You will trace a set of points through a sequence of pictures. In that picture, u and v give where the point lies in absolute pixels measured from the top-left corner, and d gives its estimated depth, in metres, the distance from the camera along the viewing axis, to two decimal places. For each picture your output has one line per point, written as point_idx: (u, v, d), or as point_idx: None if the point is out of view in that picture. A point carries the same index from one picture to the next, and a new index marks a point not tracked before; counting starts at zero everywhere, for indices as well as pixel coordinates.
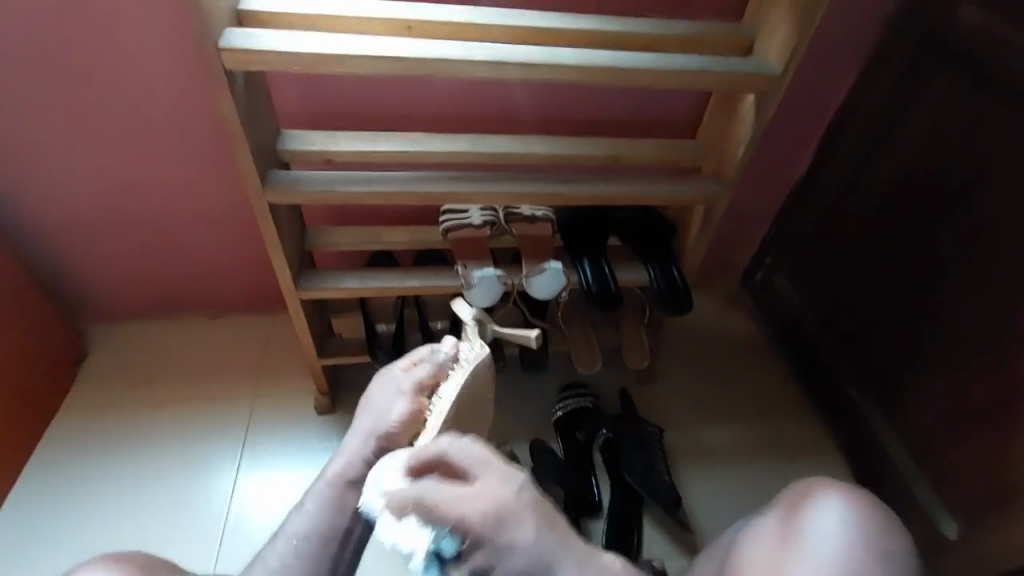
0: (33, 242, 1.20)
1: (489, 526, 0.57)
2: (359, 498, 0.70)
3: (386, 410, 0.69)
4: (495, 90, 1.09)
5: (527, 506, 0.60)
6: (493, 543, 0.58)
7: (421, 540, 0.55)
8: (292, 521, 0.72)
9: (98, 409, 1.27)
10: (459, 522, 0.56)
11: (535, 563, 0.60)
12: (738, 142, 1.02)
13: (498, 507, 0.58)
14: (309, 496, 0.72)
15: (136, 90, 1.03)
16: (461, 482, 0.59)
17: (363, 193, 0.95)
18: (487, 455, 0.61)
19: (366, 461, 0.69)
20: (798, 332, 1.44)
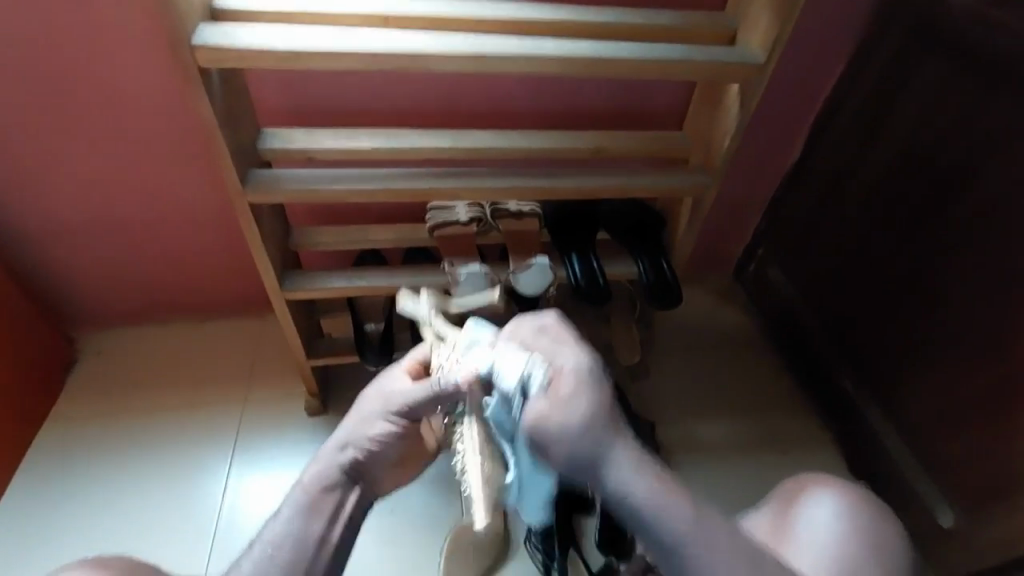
0: (16, 248, 1.18)
1: (568, 377, 0.62)
2: (336, 504, 0.68)
3: (370, 422, 0.69)
4: (479, 85, 1.08)
5: (605, 386, 0.62)
6: (564, 397, 0.60)
7: (515, 363, 0.64)
8: (266, 530, 0.67)
9: (86, 416, 1.25)
10: (548, 364, 0.63)
11: (604, 440, 0.59)
12: (725, 132, 1.01)
13: (577, 369, 0.62)
14: (285, 503, 0.68)
15: (116, 91, 1.01)
16: (551, 344, 0.66)
17: (346, 191, 0.94)
18: (555, 370, 0.63)
19: (350, 468, 0.69)
20: (791, 324, 1.43)
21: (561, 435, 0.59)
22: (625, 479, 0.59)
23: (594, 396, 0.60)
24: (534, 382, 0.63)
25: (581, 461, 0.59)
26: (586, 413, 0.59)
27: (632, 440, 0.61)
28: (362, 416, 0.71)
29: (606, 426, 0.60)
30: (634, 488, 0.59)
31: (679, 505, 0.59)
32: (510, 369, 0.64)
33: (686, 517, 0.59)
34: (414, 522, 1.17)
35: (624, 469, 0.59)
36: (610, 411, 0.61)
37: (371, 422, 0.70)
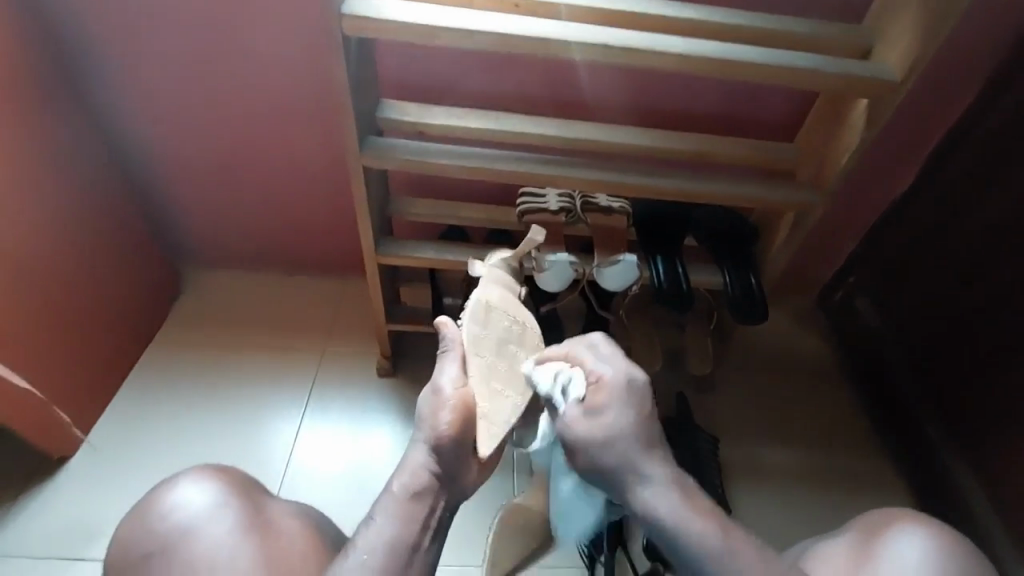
0: (148, 185, 1.31)
1: (608, 382, 0.73)
2: (425, 509, 0.72)
3: (436, 417, 0.73)
4: (589, 77, 1.09)
5: (640, 395, 0.74)
6: (601, 404, 0.72)
7: (551, 369, 0.75)
8: (363, 535, 0.71)
9: (183, 345, 1.36)
10: (589, 370, 0.74)
11: (632, 443, 0.71)
12: (845, 148, 0.98)
13: (615, 380, 0.73)
14: (377, 511, 0.73)
15: (256, 51, 1.11)
16: (594, 360, 0.75)
17: (452, 166, 0.97)
18: (594, 379, 0.74)
19: (432, 471, 0.73)
20: (875, 361, 1.35)
21: (597, 444, 0.71)
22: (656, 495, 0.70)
23: (636, 417, 0.72)
24: (571, 390, 0.74)
25: (612, 460, 0.71)
26: (625, 418, 0.72)
27: (653, 449, 0.72)
28: (428, 416, 0.74)
29: (645, 435, 0.72)
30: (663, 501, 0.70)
31: (682, 506, 0.69)
32: (546, 376, 0.75)
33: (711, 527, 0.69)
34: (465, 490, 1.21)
35: (656, 491, 0.70)
36: (640, 417, 0.73)
37: (434, 421, 0.73)
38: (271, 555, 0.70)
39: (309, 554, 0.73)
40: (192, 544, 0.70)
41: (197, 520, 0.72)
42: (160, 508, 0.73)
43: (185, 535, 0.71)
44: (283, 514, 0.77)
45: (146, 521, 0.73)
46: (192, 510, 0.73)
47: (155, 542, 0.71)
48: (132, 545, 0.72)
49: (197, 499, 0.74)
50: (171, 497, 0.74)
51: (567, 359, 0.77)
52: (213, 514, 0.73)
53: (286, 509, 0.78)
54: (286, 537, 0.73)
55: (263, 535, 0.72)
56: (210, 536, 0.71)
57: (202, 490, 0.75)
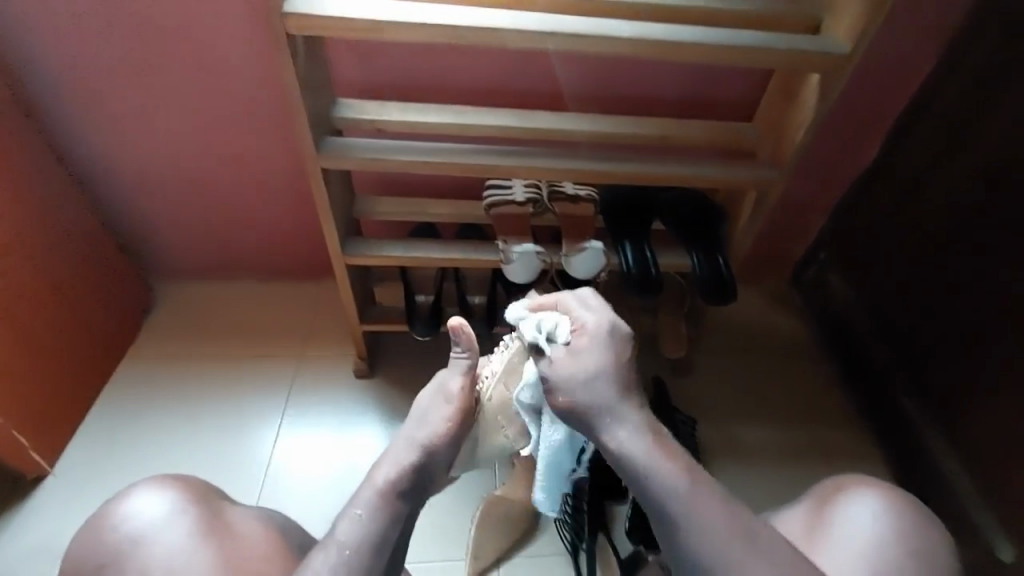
0: (110, 199, 1.29)
1: (591, 330, 0.71)
2: (406, 507, 0.70)
3: (435, 421, 0.74)
4: (546, 67, 1.08)
5: (622, 343, 0.71)
6: (580, 352, 0.70)
7: (538, 317, 0.73)
8: (337, 532, 0.67)
9: (157, 359, 1.34)
10: (574, 316, 0.73)
11: (608, 390, 0.68)
12: (800, 124, 0.99)
13: (600, 325, 0.71)
14: (357, 503, 0.68)
15: (209, 55, 1.09)
16: (573, 304, 0.74)
17: (411, 163, 0.96)
18: (578, 324, 0.72)
19: (419, 471, 0.71)
20: (849, 334, 1.38)
21: (567, 382, 0.69)
22: (628, 437, 0.67)
23: (614, 356, 0.70)
24: (557, 333, 0.71)
25: (587, 403, 0.68)
26: (602, 360, 0.69)
27: (630, 394, 0.69)
28: (428, 417, 0.75)
29: (618, 387, 0.69)
30: (633, 441, 0.66)
31: (652, 447, 0.66)
32: (529, 325, 0.72)
33: (676, 472, 0.65)
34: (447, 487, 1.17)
35: (629, 430, 0.67)
36: (619, 365, 0.70)
37: (434, 423, 0.74)
38: (227, 563, 0.70)
39: (270, 556, 0.73)
40: (146, 554, 0.70)
41: (151, 529, 0.72)
42: (112, 520, 0.73)
43: (136, 547, 0.70)
44: (243, 517, 0.77)
45: (97, 533, 0.72)
46: (145, 519, 0.72)
47: (107, 553, 0.71)
48: (85, 557, 0.71)
49: (150, 509, 0.73)
50: (124, 507, 0.73)
51: (558, 309, 0.74)
52: (168, 522, 0.72)
53: (246, 514, 0.78)
54: (245, 544, 0.73)
55: (222, 540, 0.72)
56: (167, 544, 0.70)
57: (153, 498, 0.74)
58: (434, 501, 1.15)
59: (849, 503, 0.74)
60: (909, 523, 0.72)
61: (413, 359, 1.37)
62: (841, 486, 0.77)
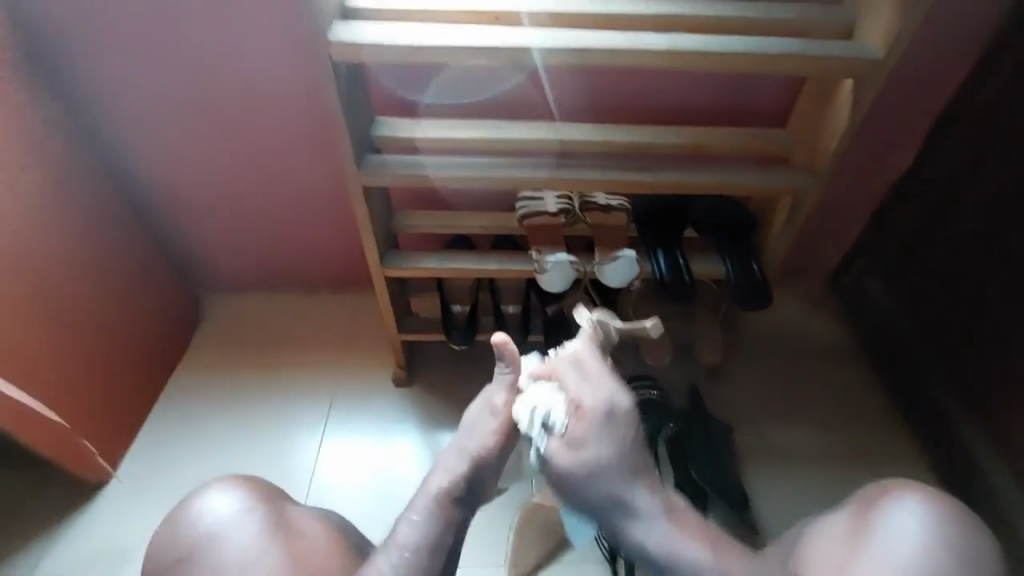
0: (164, 219, 1.37)
1: (587, 412, 0.80)
2: (458, 514, 0.79)
3: (483, 434, 0.84)
4: (576, 80, 1.11)
5: (622, 426, 0.80)
6: (582, 438, 0.79)
7: (541, 400, 0.82)
8: (398, 535, 0.76)
9: (207, 368, 1.41)
10: (573, 398, 0.81)
11: (614, 477, 0.78)
12: (836, 131, 0.98)
13: (596, 410, 0.80)
14: (415, 510, 0.78)
15: (255, 82, 1.15)
16: (571, 382, 0.83)
17: (448, 178, 1.00)
18: (579, 409, 0.80)
19: (468, 482, 0.80)
20: (890, 338, 1.34)
21: (576, 471, 0.79)
22: (651, 537, 0.77)
23: (616, 447, 0.79)
24: (557, 422, 0.81)
25: (602, 506, 0.79)
26: (603, 451, 0.78)
27: (636, 476, 0.79)
28: (475, 431, 0.85)
29: (625, 473, 0.79)
30: (649, 531, 0.77)
31: (669, 534, 0.77)
32: (528, 405, 0.82)
33: (696, 555, 0.75)
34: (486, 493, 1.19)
35: (652, 533, 0.77)
36: (618, 449, 0.79)
37: (481, 439, 0.83)
38: (295, 559, 0.74)
39: (332, 556, 0.76)
40: (221, 548, 0.74)
41: (225, 526, 0.76)
42: (189, 515, 0.77)
43: (211, 541, 0.75)
44: (306, 517, 0.81)
45: (175, 527, 0.77)
46: (219, 516, 0.77)
47: (185, 546, 0.75)
48: (164, 550, 0.76)
49: (223, 507, 0.78)
50: (199, 503, 0.78)
51: (555, 384, 0.83)
52: (240, 518, 0.76)
53: (308, 514, 0.82)
54: (309, 543, 0.76)
55: (288, 538, 0.76)
56: (240, 540, 0.74)
57: (225, 498, 0.78)
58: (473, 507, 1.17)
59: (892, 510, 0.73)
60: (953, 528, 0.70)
61: (449, 368, 1.40)
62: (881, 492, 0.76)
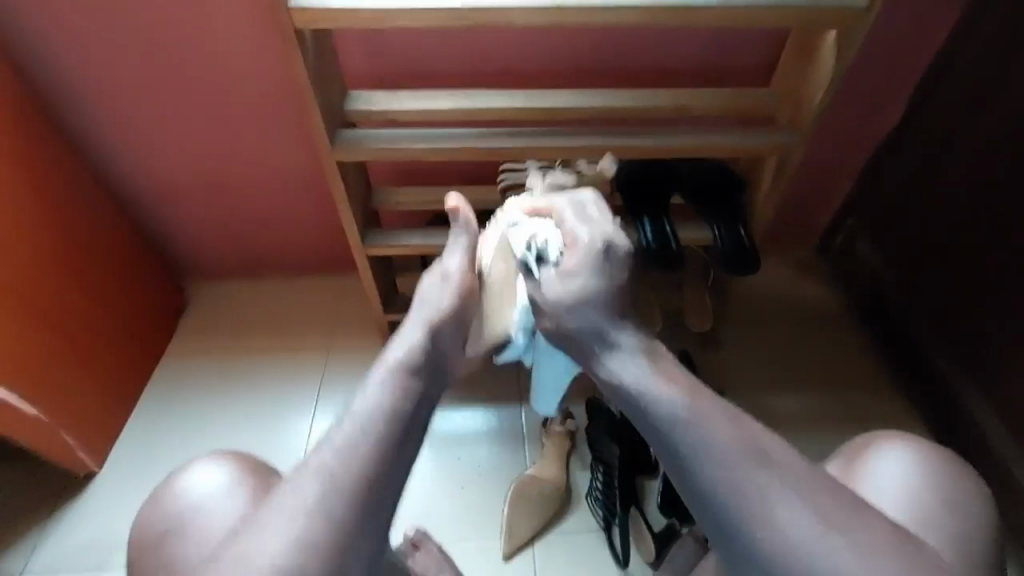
0: (139, 206, 1.34)
1: (586, 245, 0.73)
2: (418, 383, 0.71)
3: (440, 298, 0.79)
4: (555, 44, 1.07)
5: (615, 264, 0.72)
6: (573, 271, 0.72)
7: (538, 232, 0.77)
8: (353, 407, 0.69)
9: (193, 356, 1.40)
10: (566, 228, 0.75)
11: (595, 314, 0.71)
12: (818, 87, 0.95)
13: (591, 242, 0.72)
14: (371, 380, 0.70)
15: (222, 58, 1.11)
16: (568, 215, 0.76)
17: (425, 150, 0.97)
18: (570, 241, 0.74)
19: (427, 347, 0.74)
20: (880, 299, 1.34)
21: (561, 302, 0.72)
22: (627, 373, 0.68)
23: (607, 278, 0.71)
24: (553, 245, 0.75)
25: (580, 337, 0.71)
26: (595, 283, 0.71)
27: (621, 317, 0.72)
28: (434, 295, 0.79)
29: (603, 311, 0.71)
30: (628, 373, 0.68)
31: (646, 374, 0.67)
32: (520, 241, 0.78)
33: (671, 394, 0.65)
34: (481, 471, 1.18)
35: (626, 368, 0.69)
36: (611, 284, 0.71)
37: (440, 300, 0.78)
38: None
39: None
40: (204, 521, 0.72)
41: (211, 499, 0.75)
42: (179, 488, 0.77)
43: (197, 514, 0.74)
44: None
45: (165, 500, 0.77)
46: (206, 490, 0.76)
47: (173, 519, 0.74)
48: (148, 526, 0.76)
49: (210, 480, 0.76)
50: (189, 475, 0.78)
51: (553, 222, 0.78)
52: (225, 493, 0.75)
53: None
54: None
55: None
56: (222, 513, 0.73)
57: (209, 475, 0.77)
58: (467, 480, 1.18)
59: (880, 463, 0.73)
60: (941, 476, 0.70)
61: None
62: (869, 444, 0.75)
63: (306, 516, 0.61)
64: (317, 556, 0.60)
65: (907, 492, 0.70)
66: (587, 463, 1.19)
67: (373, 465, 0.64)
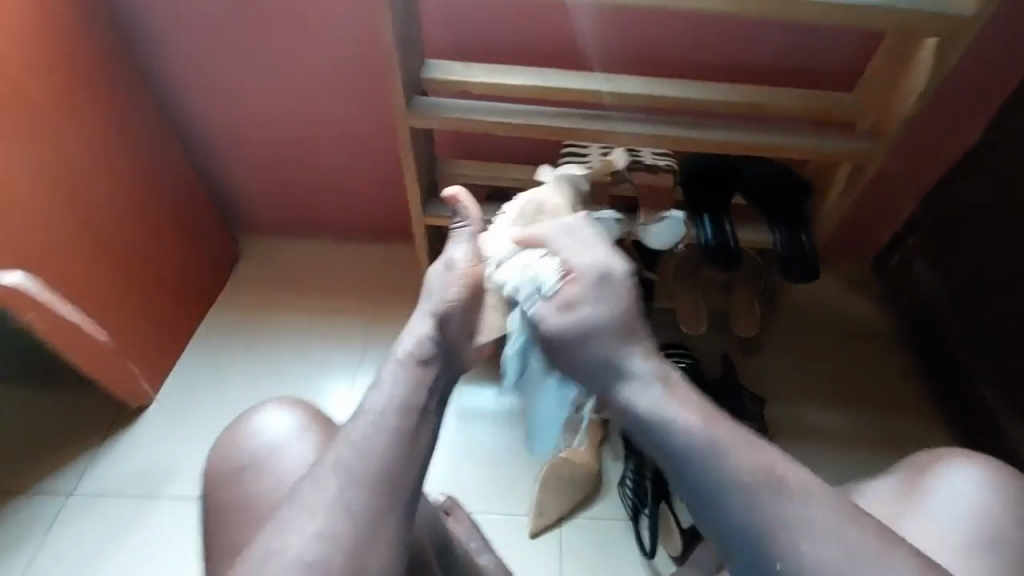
0: (206, 155, 1.38)
1: (580, 275, 0.70)
2: (432, 376, 0.69)
3: (447, 290, 0.74)
4: (635, 30, 1.06)
5: (616, 292, 0.68)
6: (573, 306, 0.69)
7: (533, 267, 0.73)
8: (366, 403, 0.66)
9: (242, 307, 1.43)
10: (562, 258, 0.72)
11: (602, 341, 0.66)
12: (910, 93, 0.93)
13: (589, 273, 0.69)
14: (383, 375, 0.68)
15: (306, 16, 1.13)
16: (564, 245, 0.73)
17: (497, 124, 0.97)
18: (568, 274, 0.70)
19: (438, 340, 0.71)
20: (930, 321, 1.30)
21: (562, 331, 0.68)
22: (647, 400, 0.63)
23: (611, 307, 0.68)
24: (548, 285, 0.71)
25: (593, 364, 0.66)
26: (600, 312, 0.67)
27: (630, 340, 0.67)
28: (441, 287, 0.75)
29: (613, 330, 0.67)
30: (653, 403, 0.62)
31: (667, 400, 0.62)
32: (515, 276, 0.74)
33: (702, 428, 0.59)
34: (513, 446, 1.20)
35: (648, 395, 0.63)
36: (613, 311, 0.68)
37: (445, 292, 0.74)
38: None
39: None
40: (280, 463, 0.76)
41: (283, 442, 0.78)
42: (250, 429, 0.79)
43: (271, 455, 0.77)
44: None
45: (236, 439, 0.79)
46: (278, 434, 0.78)
47: (247, 457, 0.77)
48: (224, 459, 0.78)
49: (282, 426, 0.79)
50: (259, 418, 0.80)
51: (542, 251, 0.74)
52: (296, 439, 0.78)
53: None
54: None
55: None
56: (297, 457, 0.76)
57: (291, 421, 0.80)
58: (499, 456, 1.19)
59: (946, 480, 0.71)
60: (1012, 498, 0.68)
61: None
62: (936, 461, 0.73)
63: (331, 511, 0.58)
64: (344, 543, 0.57)
65: (977, 510, 0.68)
66: (619, 454, 1.20)
67: (394, 457, 0.61)
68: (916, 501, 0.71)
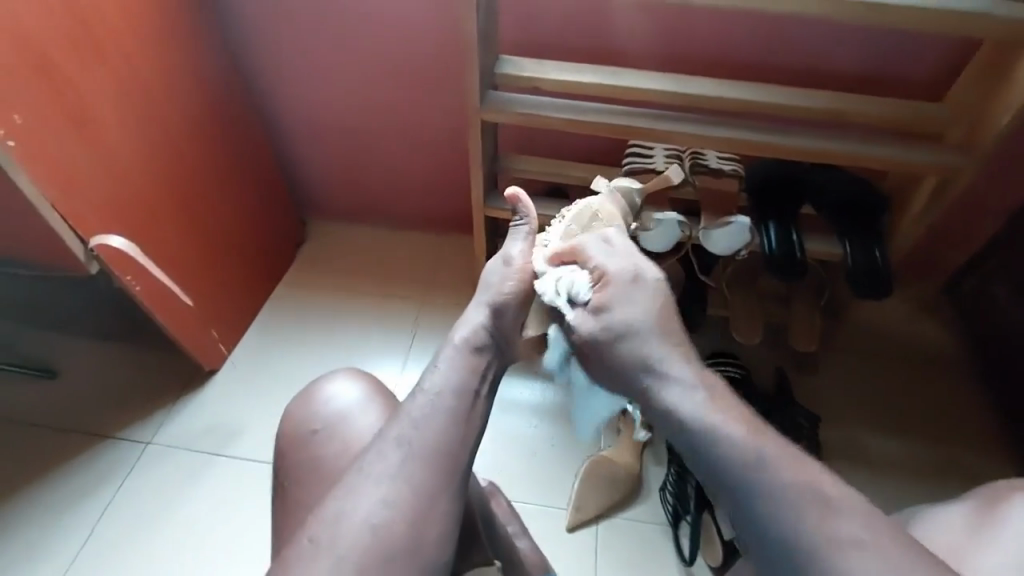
0: (284, 140, 1.46)
1: (614, 282, 0.72)
2: (485, 362, 0.72)
3: (502, 284, 0.78)
4: (711, 33, 1.05)
5: (652, 295, 0.71)
6: (608, 310, 0.71)
7: (570, 276, 0.76)
8: (424, 382, 0.69)
9: (306, 285, 1.51)
10: (596, 267, 0.74)
11: (642, 339, 0.68)
12: (1006, 107, 0.88)
13: (622, 279, 0.72)
14: (440, 358, 0.71)
15: (389, 11, 1.19)
16: (597, 254, 0.75)
17: (566, 121, 0.99)
18: (602, 281, 0.73)
19: (491, 330, 0.74)
20: (1008, 350, 1.22)
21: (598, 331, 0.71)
22: (680, 397, 0.63)
23: (649, 307, 0.70)
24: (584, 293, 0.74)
25: (631, 360, 0.68)
26: (636, 316, 0.69)
27: (667, 341, 0.68)
28: (496, 282, 0.78)
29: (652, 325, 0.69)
30: (687, 400, 0.62)
31: (706, 403, 0.61)
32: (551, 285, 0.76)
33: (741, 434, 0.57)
34: (554, 441, 1.21)
35: (682, 393, 0.63)
36: (650, 313, 0.70)
37: (501, 286, 0.77)
38: None
39: None
40: (351, 427, 0.81)
41: (352, 408, 0.83)
42: (321, 396, 0.85)
43: (342, 420, 0.82)
44: None
45: (308, 404, 0.84)
46: (347, 401, 0.84)
47: (321, 421, 0.82)
48: (298, 423, 0.83)
49: (350, 394, 0.85)
50: (329, 386, 0.86)
51: (576, 264, 0.77)
52: (364, 407, 0.84)
53: None
54: None
55: None
56: (366, 422, 0.82)
57: (357, 390, 0.85)
58: (540, 450, 1.20)
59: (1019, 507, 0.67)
60: None
61: None
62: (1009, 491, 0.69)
63: (393, 481, 0.61)
64: (406, 510, 0.60)
65: None
66: (661, 460, 1.20)
67: (451, 436, 0.64)
68: (986, 528, 0.67)
